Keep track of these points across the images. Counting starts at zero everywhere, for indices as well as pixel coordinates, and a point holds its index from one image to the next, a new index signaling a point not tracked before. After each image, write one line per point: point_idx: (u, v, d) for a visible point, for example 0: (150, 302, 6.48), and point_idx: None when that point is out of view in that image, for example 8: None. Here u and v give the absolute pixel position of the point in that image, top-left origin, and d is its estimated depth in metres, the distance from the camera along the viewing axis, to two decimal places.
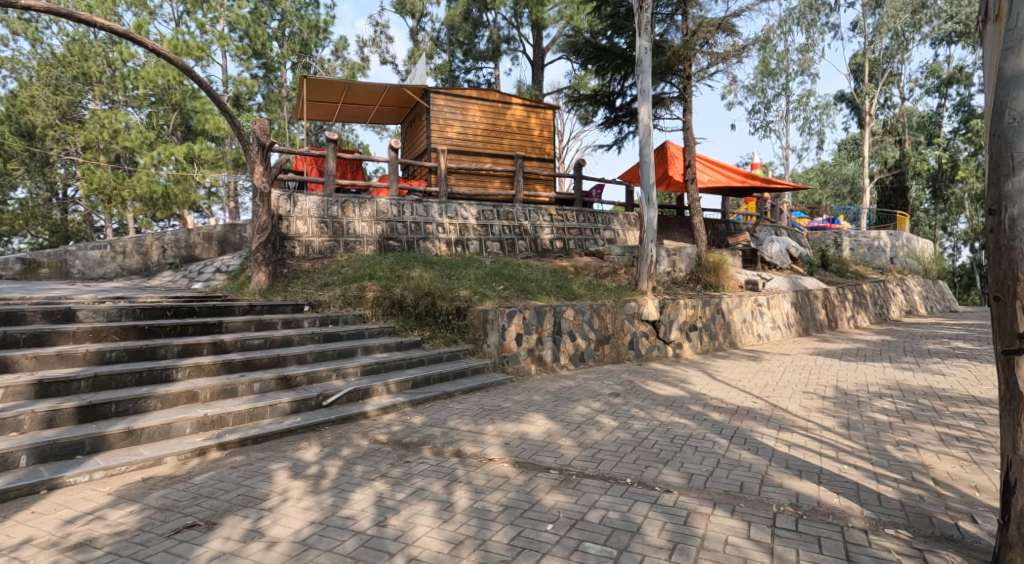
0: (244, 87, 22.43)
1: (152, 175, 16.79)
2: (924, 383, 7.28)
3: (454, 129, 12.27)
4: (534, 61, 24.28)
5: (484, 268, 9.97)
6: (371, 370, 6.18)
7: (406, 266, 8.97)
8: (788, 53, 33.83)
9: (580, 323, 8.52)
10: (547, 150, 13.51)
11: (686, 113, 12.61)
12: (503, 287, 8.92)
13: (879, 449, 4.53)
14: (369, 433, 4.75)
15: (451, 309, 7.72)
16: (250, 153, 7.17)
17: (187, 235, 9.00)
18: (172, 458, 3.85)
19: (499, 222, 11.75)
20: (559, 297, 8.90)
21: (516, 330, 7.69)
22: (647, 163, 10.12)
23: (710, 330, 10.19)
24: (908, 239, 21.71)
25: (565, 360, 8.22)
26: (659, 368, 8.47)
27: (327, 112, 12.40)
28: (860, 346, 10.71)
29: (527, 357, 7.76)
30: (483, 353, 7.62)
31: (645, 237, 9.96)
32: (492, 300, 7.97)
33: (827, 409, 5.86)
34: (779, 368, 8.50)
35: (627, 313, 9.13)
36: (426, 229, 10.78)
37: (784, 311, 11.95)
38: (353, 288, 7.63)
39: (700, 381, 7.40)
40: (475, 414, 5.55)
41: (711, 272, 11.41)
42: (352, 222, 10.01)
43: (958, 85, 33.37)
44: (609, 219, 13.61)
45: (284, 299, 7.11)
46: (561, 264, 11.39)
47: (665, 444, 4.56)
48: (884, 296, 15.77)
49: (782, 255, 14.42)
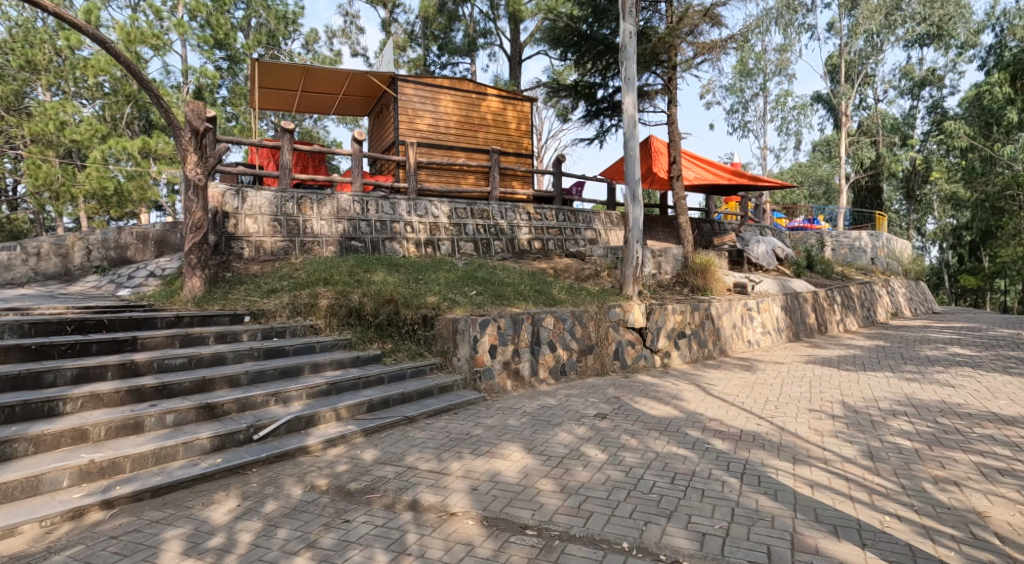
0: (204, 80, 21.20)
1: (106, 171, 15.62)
2: (937, 397, 6.64)
3: (424, 120, 11.38)
4: (511, 56, 23.58)
5: (455, 271, 9.14)
6: (320, 393, 5.33)
7: (368, 270, 8.10)
8: (765, 54, 33.64)
9: (561, 331, 7.76)
10: (525, 144, 12.72)
11: (670, 106, 11.91)
12: (476, 292, 8.11)
13: (917, 488, 3.83)
14: (306, 476, 3.92)
15: (417, 318, 6.93)
16: (182, 142, 6.18)
17: (118, 235, 8.01)
18: (32, 526, 2.99)
19: (473, 221, 10.92)
20: (538, 303, 8.12)
21: (490, 341, 6.89)
22: (633, 158, 9.39)
23: (700, 337, 9.51)
24: (888, 240, 21.43)
25: (544, 374, 7.45)
26: (648, 381, 7.74)
27: (286, 102, 11.44)
28: (854, 352, 10.13)
29: (502, 372, 6.96)
30: (453, 367, 6.82)
31: (630, 238, 9.24)
32: (463, 307, 7.15)
33: (842, 434, 5.16)
34: (777, 380, 7.83)
35: (611, 319, 8.39)
36: (392, 228, 9.91)
37: (774, 315, 11.35)
38: (304, 296, 6.71)
39: (693, 397, 6.70)
40: (439, 446, 4.74)
41: (698, 274, 10.74)
42: (309, 220, 9.08)
43: (931, 87, 33.50)
44: (590, 218, 12.87)
45: (221, 308, 6.16)
46: (539, 266, 10.62)
47: (664, 487, 3.81)
48: (871, 298, 15.32)
49: (769, 256, 13.83)
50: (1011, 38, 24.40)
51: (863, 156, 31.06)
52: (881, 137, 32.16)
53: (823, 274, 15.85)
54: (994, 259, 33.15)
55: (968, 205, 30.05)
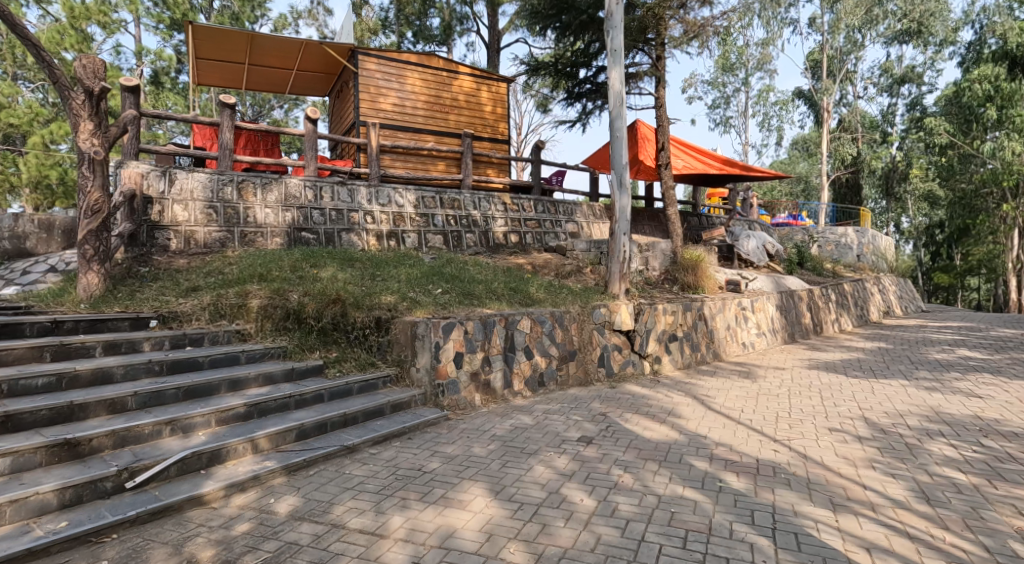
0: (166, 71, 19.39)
1: (59, 156, 14.13)
2: (968, 412, 5.78)
3: (389, 100, 10.28)
4: (489, 44, 22.53)
5: (420, 267, 8.11)
6: (236, 418, 4.28)
7: (315, 265, 7.00)
8: (747, 48, 33.06)
9: (539, 336, 6.77)
10: (501, 129, 11.69)
11: (659, 87, 10.98)
12: (442, 290, 7.09)
13: (1006, 552, 2.91)
14: (186, 547, 2.90)
15: (369, 322, 5.90)
16: (72, 105, 5.02)
17: (15, 223, 6.91)
18: None
19: (442, 211, 9.86)
20: (512, 302, 7.13)
21: (455, 349, 5.88)
22: (621, 140, 8.39)
23: (692, 341, 8.59)
24: (873, 237, 20.59)
25: (519, 386, 6.46)
26: (637, 391, 6.80)
27: (233, 76, 10.25)
28: (857, 355, 9.31)
29: (469, 385, 5.96)
30: (411, 380, 5.80)
31: (616, 229, 8.27)
32: (424, 308, 6.16)
33: (879, 463, 4.22)
34: (782, 389, 6.94)
35: (595, 321, 7.43)
36: (350, 218, 8.82)
37: (769, 315, 10.50)
38: (231, 295, 5.62)
39: (692, 413, 5.73)
40: (381, 488, 3.71)
41: (689, 271, 9.84)
42: (252, 208, 7.95)
43: (911, 85, 33.16)
44: (571, 210, 11.89)
45: (122, 310, 5.04)
46: (515, 261, 9.62)
47: (675, 556, 2.86)
48: (864, 296, 14.59)
49: (760, 251, 12.94)
50: (991, 34, 24.10)
51: (845, 153, 30.67)
52: (862, 134, 31.80)
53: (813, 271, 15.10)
54: (967, 257, 33.07)
55: (947, 204, 29.86)
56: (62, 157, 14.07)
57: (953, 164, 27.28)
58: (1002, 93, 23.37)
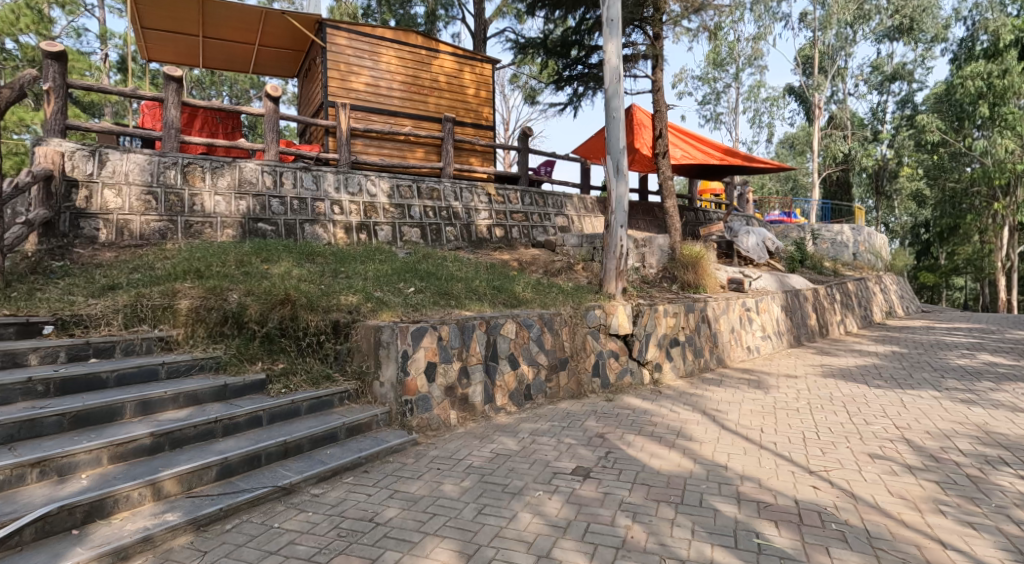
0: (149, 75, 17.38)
1: (17, 143, 12.71)
2: (1020, 432, 4.97)
3: (361, 79, 9.33)
4: (475, 33, 21.56)
5: (392, 263, 7.20)
6: (139, 452, 3.38)
7: (267, 260, 6.07)
8: (738, 43, 32.36)
9: (526, 342, 5.91)
10: (484, 114, 10.77)
11: (657, 70, 10.17)
12: (414, 290, 6.20)
13: None
14: None
15: (325, 326, 5.02)
16: None
17: None
18: None
19: (419, 201, 8.95)
20: (495, 303, 6.26)
21: (426, 359, 5.02)
22: (617, 122, 7.50)
23: (695, 345, 7.78)
24: (869, 235, 19.35)
25: (503, 401, 5.60)
26: (638, 405, 5.97)
27: (187, 49, 9.26)
28: (871, 361, 8.51)
29: (443, 401, 5.09)
30: (374, 396, 4.93)
31: (612, 221, 7.38)
32: (392, 311, 5.29)
33: (948, 507, 3.39)
34: (799, 400, 6.13)
35: (589, 324, 6.59)
36: (314, 208, 7.89)
37: (774, 317, 9.72)
38: (155, 294, 4.70)
39: (705, 433, 4.88)
40: (316, 552, 2.86)
41: (689, 268, 9.04)
42: (199, 195, 7.01)
43: (901, 82, 32.63)
44: (561, 203, 11.03)
45: (9, 313, 4.13)
46: (500, 258, 8.75)
47: None
48: (867, 296, 13.85)
49: (760, 249, 12.14)
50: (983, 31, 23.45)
51: (836, 150, 29.98)
52: (852, 131, 31.26)
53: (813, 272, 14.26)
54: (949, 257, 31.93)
55: (932, 204, 29.41)
56: (19, 144, 12.62)
57: (944, 162, 26.78)
58: (994, 90, 22.44)
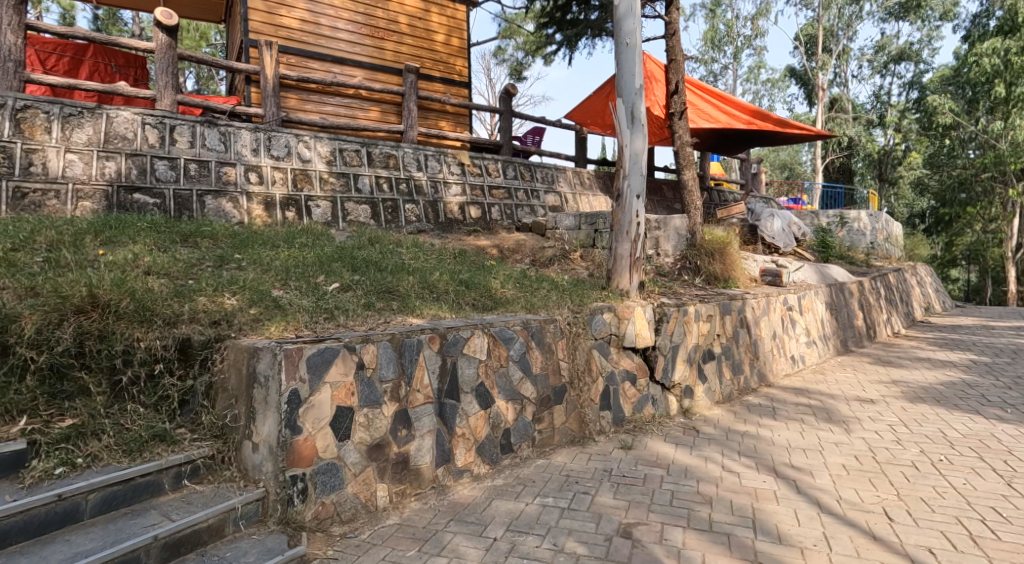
0: (70, 10, 14.78)
1: None
2: None
3: (295, 13, 7.26)
4: None
5: (319, 248, 5.20)
6: None
7: (111, 243, 4.02)
8: (737, 22, 30.24)
9: (505, 364, 3.91)
10: (457, 68, 8.71)
11: (670, 8, 8.12)
12: (339, 286, 4.17)
13: None
14: None
15: (162, 348, 2.97)
16: None
17: None
18: None
19: (370, 170, 6.91)
20: (458, 305, 4.25)
21: (333, 403, 3.00)
22: (631, 51, 5.44)
23: (733, 358, 5.84)
24: (888, 222, 17.22)
25: (467, 460, 3.61)
26: (672, 456, 4.01)
27: None
28: (952, 374, 6.55)
29: (364, 472, 3.09)
30: (243, 470, 2.92)
31: (625, 189, 5.34)
32: (283, 324, 3.26)
33: None
34: (904, 443, 4.18)
35: (595, 335, 4.60)
36: (221, 174, 5.84)
37: (818, 317, 7.80)
38: None
39: (801, 524, 2.94)
40: None
41: (716, 257, 7.10)
42: (41, 151, 4.99)
43: (908, 63, 30.61)
44: (552, 177, 9.00)
45: None
46: (476, 243, 6.76)
47: None
48: (905, 289, 11.96)
49: (786, 234, 10.20)
50: (999, 6, 20.64)
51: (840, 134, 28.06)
52: (856, 116, 29.36)
53: (841, 262, 12.34)
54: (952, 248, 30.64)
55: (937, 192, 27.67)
56: None
57: (952, 148, 24.88)
58: (1011, 69, 19.55)
